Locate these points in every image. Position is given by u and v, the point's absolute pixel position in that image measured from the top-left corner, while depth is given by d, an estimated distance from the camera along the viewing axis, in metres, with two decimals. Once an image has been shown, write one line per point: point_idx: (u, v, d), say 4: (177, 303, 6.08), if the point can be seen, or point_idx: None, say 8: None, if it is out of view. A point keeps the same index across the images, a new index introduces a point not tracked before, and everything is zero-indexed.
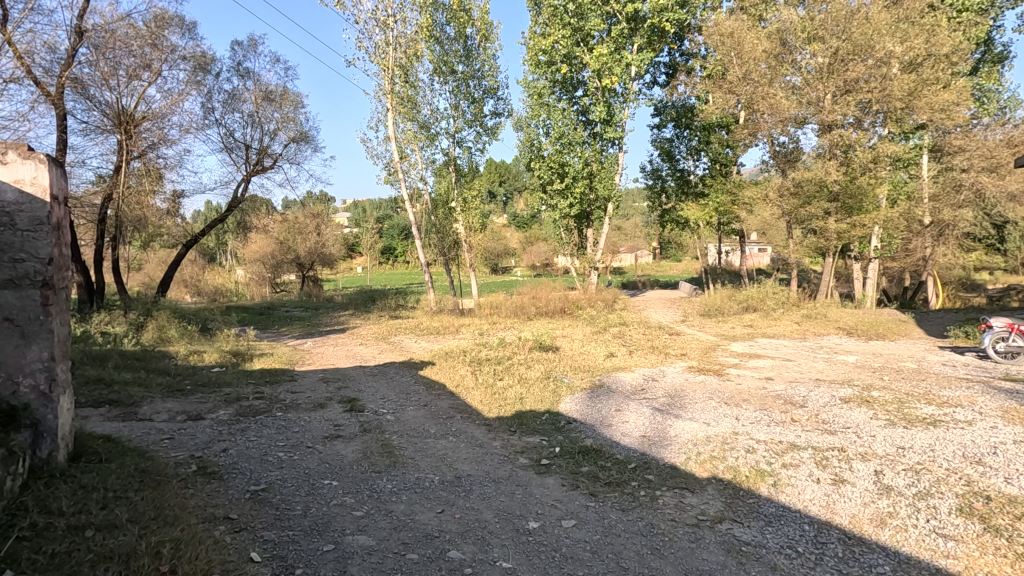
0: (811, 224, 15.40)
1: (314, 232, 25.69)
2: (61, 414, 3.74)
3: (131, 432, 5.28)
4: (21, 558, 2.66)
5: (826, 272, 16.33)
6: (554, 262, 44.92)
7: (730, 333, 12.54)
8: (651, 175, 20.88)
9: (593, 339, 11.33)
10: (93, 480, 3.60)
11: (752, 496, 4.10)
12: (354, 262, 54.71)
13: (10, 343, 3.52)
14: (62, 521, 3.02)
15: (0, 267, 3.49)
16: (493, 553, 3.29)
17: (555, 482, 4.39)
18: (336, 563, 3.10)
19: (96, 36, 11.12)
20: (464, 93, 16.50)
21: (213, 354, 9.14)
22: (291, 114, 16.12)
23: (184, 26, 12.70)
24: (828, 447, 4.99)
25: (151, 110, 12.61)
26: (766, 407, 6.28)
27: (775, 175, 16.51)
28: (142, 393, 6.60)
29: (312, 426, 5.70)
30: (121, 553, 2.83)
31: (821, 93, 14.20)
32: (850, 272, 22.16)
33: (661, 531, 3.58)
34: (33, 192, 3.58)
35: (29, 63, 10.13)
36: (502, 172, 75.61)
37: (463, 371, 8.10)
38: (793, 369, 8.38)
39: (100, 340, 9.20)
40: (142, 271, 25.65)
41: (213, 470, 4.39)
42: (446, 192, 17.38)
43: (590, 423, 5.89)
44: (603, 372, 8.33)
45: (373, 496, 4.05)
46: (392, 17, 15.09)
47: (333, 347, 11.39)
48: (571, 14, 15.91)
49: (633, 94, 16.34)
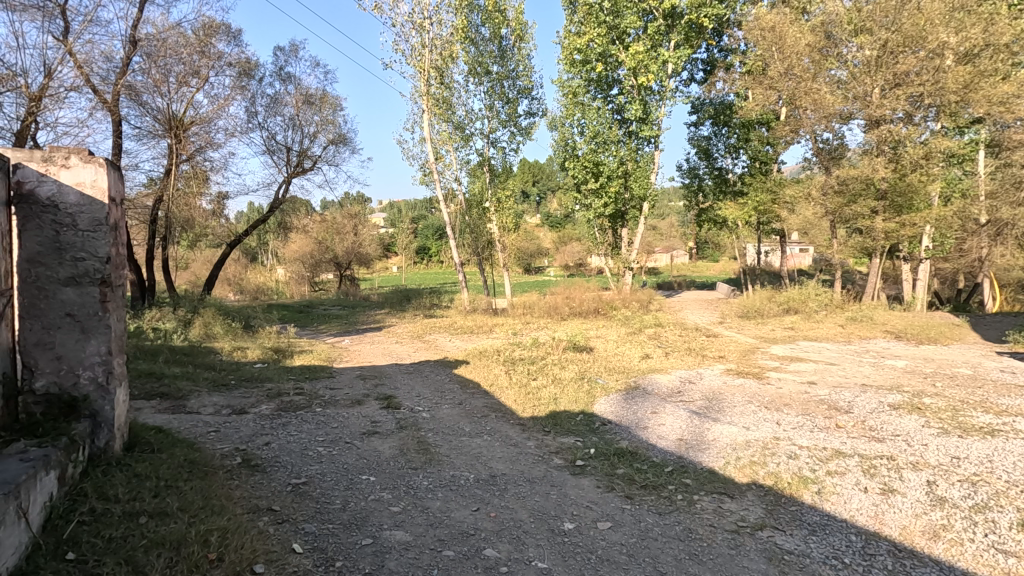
0: (856, 223, 14.86)
1: (351, 233, 26.25)
2: (117, 405, 3.94)
3: (180, 424, 5.51)
4: (81, 541, 2.81)
5: (873, 272, 15.69)
6: (587, 262, 44.75)
7: (770, 335, 12.22)
8: (688, 173, 20.52)
9: (629, 340, 11.24)
10: (146, 470, 3.77)
11: (795, 503, 3.98)
12: (390, 262, 55.61)
13: (72, 337, 3.71)
14: (118, 508, 3.17)
15: (63, 267, 3.68)
16: (529, 553, 3.28)
17: (590, 483, 4.36)
18: (374, 557, 3.16)
19: (149, 44, 11.65)
20: (499, 93, 16.57)
21: (256, 350, 9.41)
22: (330, 117, 16.50)
23: (230, 33, 13.17)
24: (877, 455, 4.80)
25: (198, 115, 13.13)
26: (810, 412, 6.09)
27: (818, 173, 15.99)
28: (190, 387, 6.86)
29: (350, 422, 5.83)
30: (172, 540, 2.96)
31: (869, 87, 13.68)
32: (899, 272, 21.30)
33: (699, 537, 3.51)
34: (93, 194, 3.73)
35: (88, 72, 10.70)
36: (536, 172, 75.91)
37: (497, 371, 8.12)
38: (838, 373, 8.08)
39: (152, 336, 9.61)
40: (189, 271, 26.68)
41: (257, 462, 4.53)
42: (480, 192, 17.53)
43: (625, 425, 5.83)
44: (638, 373, 8.23)
45: (410, 492, 4.11)
46: (428, 19, 15.26)
47: (370, 344, 11.60)
48: (607, 12, 15.70)
49: (670, 92, 16.06)
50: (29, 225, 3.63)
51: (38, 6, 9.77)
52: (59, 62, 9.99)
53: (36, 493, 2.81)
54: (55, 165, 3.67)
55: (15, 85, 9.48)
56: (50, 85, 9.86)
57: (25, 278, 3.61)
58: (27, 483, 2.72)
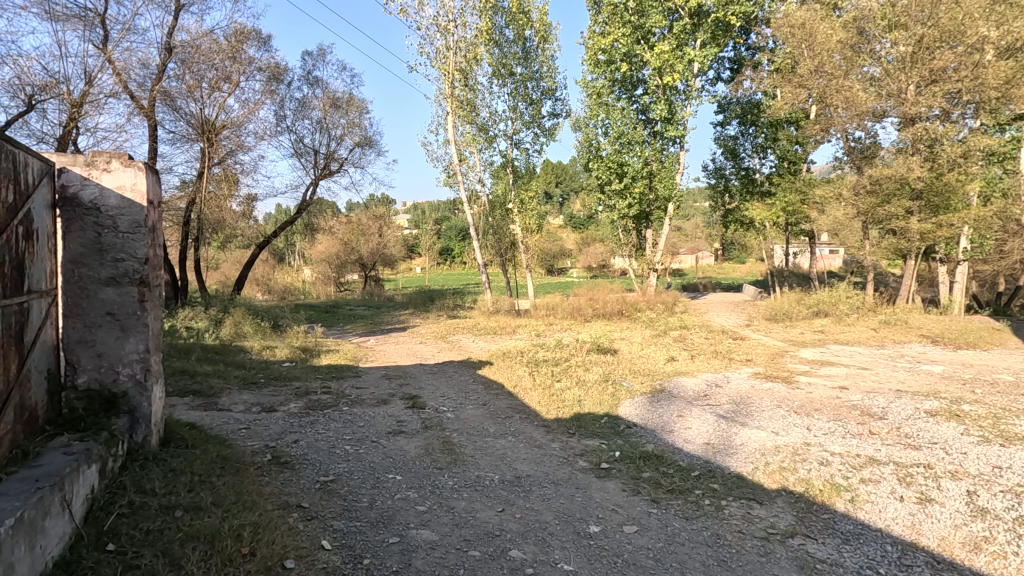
0: (889, 224, 14.48)
1: (376, 234, 26.61)
2: (154, 401, 4.06)
3: (212, 421, 5.66)
4: (121, 533, 2.90)
5: (907, 274, 15.27)
6: (610, 263, 44.52)
7: (799, 338, 11.96)
8: (714, 173, 20.23)
9: (654, 341, 11.15)
10: (181, 465, 3.88)
11: (827, 511, 3.89)
12: (413, 262, 56.10)
13: (112, 335, 3.84)
14: (155, 502, 3.27)
15: (104, 267, 3.80)
16: (554, 555, 3.28)
17: (615, 486, 4.33)
18: (402, 556, 3.19)
19: (183, 51, 12.06)
20: (523, 95, 16.60)
21: (284, 350, 9.58)
22: (356, 120, 16.75)
23: (261, 39, 13.46)
24: (913, 463, 4.66)
25: (230, 119, 13.48)
26: (842, 417, 5.95)
27: (850, 173, 15.62)
28: (221, 385, 7.03)
29: (377, 421, 5.89)
30: (206, 534, 3.05)
31: (904, 84, 13.27)
32: (935, 274, 20.66)
33: (728, 543, 3.46)
34: (133, 198, 3.85)
35: (126, 78, 11.08)
36: (559, 172, 75.78)
37: (521, 372, 8.16)
38: (870, 378, 7.85)
39: (184, 334, 9.90)
40: (219, 271, 27.34)
41: (286, 459, 4.63)
42: (503, 194, 17.51)
43: (650, 427, 5.79)
44: (664, 375, 8.16)
45: (436, 492, 4.14)
46: (452, 22, 15.38)
47: (395, 344, 11.73)
48: (632, 12, 15.60)
49: (695, 91, 15.86)
50: (72, 226, 3.76)
51: (80, 16, 10.15)
52: (98, 69, 10.38)
53: (79, 485, 2.92)
54: (97, 169, 3.79)
55: (58, 92, 9.87)
56: (90, 91, 10.23)
57: (68, 278, 3.75)
58: (71, 476, 2.82)
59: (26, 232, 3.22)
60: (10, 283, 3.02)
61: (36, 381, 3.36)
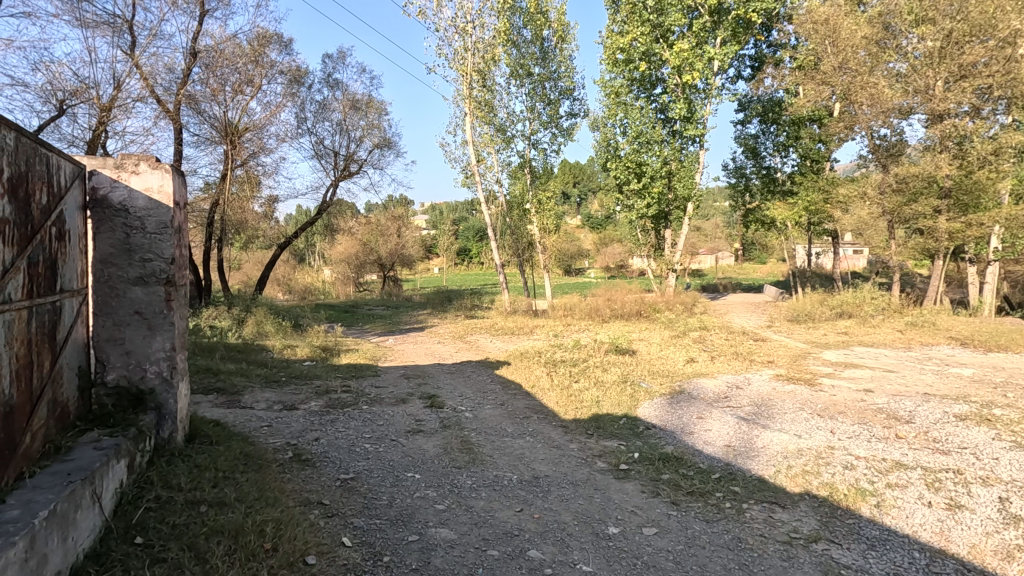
0: (916, 223, 14.14)
1: (395, 235, 26.81)
2: (180, 398, 4.15)
3: (235, 418, 5.76)
4: (148, 527, 2.97)
5: (935, 275, 14.91)
6: (629, 263, 44.22)
7: (822, 340, 11.77)
8: (734, 173, 19.97)
9: (673, 343, 11.04)
10: (206, 461, 3.96)
11: (853, 516, 3.81)
12: (431, 262, 56.34)
13: (140, 333, 3.93)
14: (181, 496, 3.34)
15: (133, 267, 3.90)
16: (573, 555, 3.27)
17: (635, 488, 4.30)
18: (421, 554, 3.21)
19: (207, 55, 12.30)
20: (540, 95, 16.58)
21: (305, 349, 9.71)
22: (375, 121, 16.91)
23: (282, 43, 13.66)
24: (942, 468, 4.55)
25: (252, 122, 13.70)
26: (867, 421, 5.83)
27: (875, 171, 15.29)
28: (244, 383, 7.15)
29: (395, 420, 5.93)
30: (230, 529, 3.11)
31: (931, 80, 12.94)
32: (964, 275, 20.12)
33: (749, 547, 3.41)
34: (160, 199, 3.93)
35: (152, 83, 11.34)
36: (577, 173, 75.48)
37: (539, 372, 8.16)
38: (897, 381, 7.67)
39: (208, 333, 10.09)
40: (241, 271, 27.80)
41: (307, 457, 4.69)
42: (521, 194, 17.51)
43: (670, 429, 5.74)
44: (683, 377, 8.07)
45: (454, 491, 4.16)
46: (471, 23, 15.44)
47: (413, 344, 11.82)
48: (651, 11, 15.47)
49: (715, 90, 15.68)
50: (102, 227, 3.86)
51: (109, 22, 10.42)
52: (126, 74, 10.64)
53: (108, 479, 2.99)
54: (126, 172, 3.88)
55: (88, 96, 10.14)
56: (119, 96, 10.50)
57: (98, 278, 3.85)
58: (101, 470, 2.90)
59: (58, 233, 3.32)
60: (44, 282, 3.11)
61: (68, 378, 3.45)
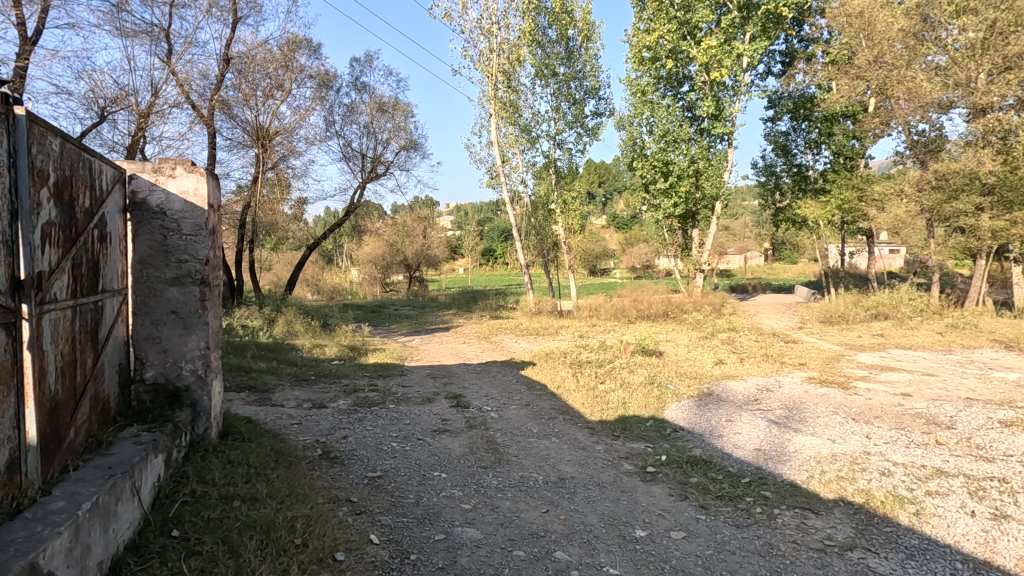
0: (957, 221, 13.63)
1: (421, 235, 27.06)
2: (214, 396, 4.25)
3: (266, 415, 5.89)
4: (184, 520, 3.06)
5: (977, 275, 14.33)
6: (655, 263, 43.74)
7: (857, 342, 11.43)
8: (764, 171, 19.58)
9: (701, 344, 10.86)
10: (238, 457, 4.05)
11: (890, 524, 3.68)
12: (456, 263, 56.66)
13: (176, 332, 4.05)
14: (214, 491, 3.42)
15: (170, 268, 4.02)
16: (600, 558, 3.24)
17: (662, 490, 4.25)
18: (447, 553, 3.23)
19: (240, 62, 12.62)
20: (566, 94, 16.53)
21: (333, 348, 9.86)
22: (402, 123, 17.11)
23: (311, 48, 13.92)
24: (986, 476, 4.37)
25: (282, 125, 13.99)
26: (905, 426, 5.63)
27: (912, 168, 14.79)
28: (274, 381, 7.30)
29: (422, 420, 5.97)
30: (262, 524, 3.17)
31: (974, 73, 12.45)
32: (1008, 275, 19.29)
33: (781, 553, 3.33)
34: (195, 202, 4.03)
35: (188, 89, 11.69)
36: (601, 172, 75.01)
37: (564, 373, 8.13)
38: (936, 386, 7.38)
39: (241, 332, 10.35)
40: (272, 271, 28.43)
41: (336, 454, 4.76)
42: (546, 194, 17.49)
43: (698, 431, 5.66)
44: (712, 379, 7.94)
45: (480, 491, 4.17)
46: (496, 24, 15.49)
47: (439, 344, 11.89)
48: (678, 8, 15.27)
49: (745, 86, 15.37)
50: (141, 230, 3.99)
51: (147, 31, 10.77)
52: (164, 81, 10.99)
53: (147, 473, 3.09)
54: (163, 175, 4.00)
55: (127, 103, 10.50)
56: (156, 102, 10.85)
57: (138, 278, 3.99)
58: (140, 464, 3.00)
59: (100, 235, 3.44)
60: (87, 282, 3.23)
61: (109, 375, 3.58)
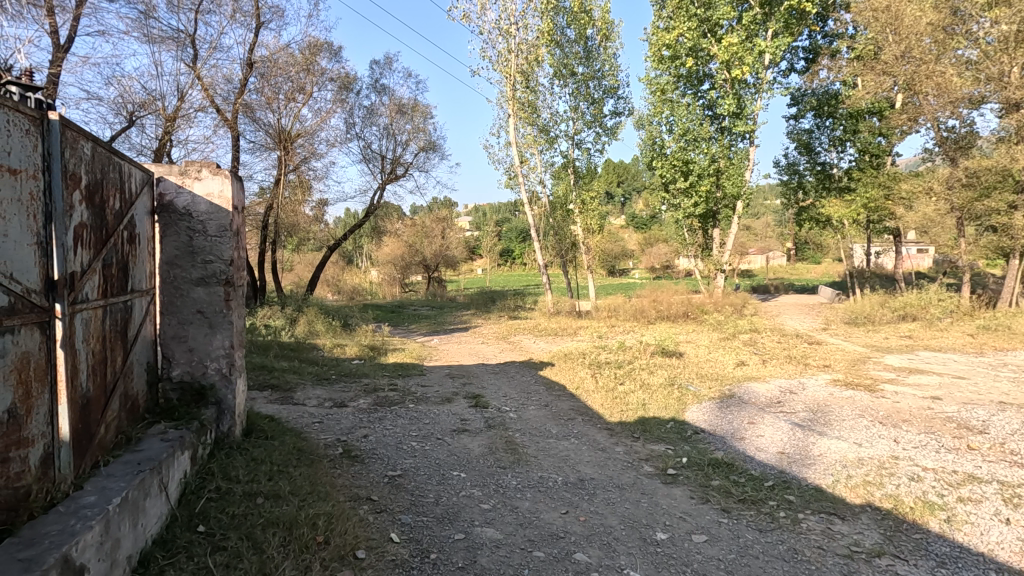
0: (989, 220, 13.25)
1: (439, 236, 27.16)
2: (237, 394, 4.32)
3: (289, 414, 5.98)
4: (210, 516, 3.11)
5: (1010, 275, 13.89)
6: (675, 263, 43.29)
7: (884, 344, 11.17)
8: (787, 170, 19.24)
9: (722, 345, 10.72)
10: (261, 455, 4.12)
11: (920, 531, 3.59)
12: (474, 263, 56.77)
13: (202, 331, 4.12)
14: (239, 488, 3.48)
15: (195, 268, 4.10)
16: (620, 560, 3.21)
17: (683, 493, 4.20)
18: (467, 552, 3.23)
19: (262, 66, 12.84)
20: (584, 94, 16.46)
21: (353, 348, 9.95)
22: (421, 125, 17.20)
23: (332, 51, 14.08)
24: (1021, 483, 4.23)
25: (303, 128, 14.19)
26: (935, 431, 5.47)
27: (942, 165, 14.40)
28: (296, 380, 7.40)
29: (441, 419, 6.00)
30: (285, 521, 3.21)
31: (1007, 67, 12.06)
32: None
33: (806, 559, 3.27)
34: (220, 204, 4.10)
35: (212, 93, 11.91)
36: (620, 172, 74.58)
37: (584, 374, 8.09)
38: (968, 389, 7.17)
39: (264, 332, 10.51)
40: (293, 272, 28.85)
41: (356, 453, 4.81)
42: (564, 194, 17.43)
43: (719, 434, 5.58)
44: (734, 381, 7.82)
45: (499, 491, 4.17)
46: (514, 25, 15.50)
47: (457, 344, 11.92)
48: (698, 5, 15.10)
49: (767, 84, 15.15)
50: (169, 231, 4.08)
51: (173, 37, 11.01)
52: (189, 85, 11.23)
53: (174, 470, 3.16)
54: (190, 178, 4.08)
55: (154, 108, 10.75)
56: (182, 106, 11.09)
57: (165, 279, 4.08)
58: (167, 461, 3.06)
59: (129, 236, 3.53)
60: (117, 282, 3.31)
61: (138, 373, 3.66)
